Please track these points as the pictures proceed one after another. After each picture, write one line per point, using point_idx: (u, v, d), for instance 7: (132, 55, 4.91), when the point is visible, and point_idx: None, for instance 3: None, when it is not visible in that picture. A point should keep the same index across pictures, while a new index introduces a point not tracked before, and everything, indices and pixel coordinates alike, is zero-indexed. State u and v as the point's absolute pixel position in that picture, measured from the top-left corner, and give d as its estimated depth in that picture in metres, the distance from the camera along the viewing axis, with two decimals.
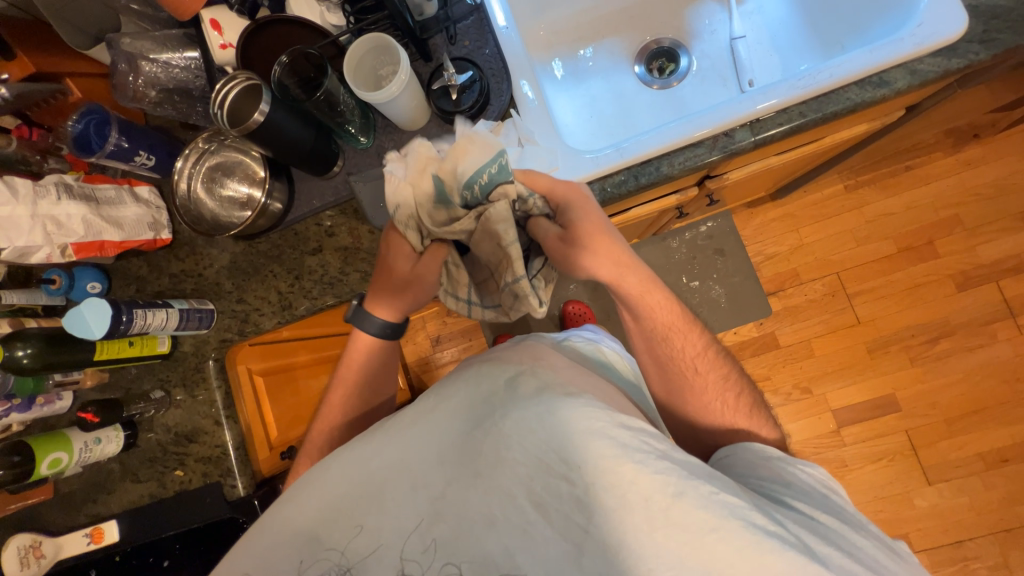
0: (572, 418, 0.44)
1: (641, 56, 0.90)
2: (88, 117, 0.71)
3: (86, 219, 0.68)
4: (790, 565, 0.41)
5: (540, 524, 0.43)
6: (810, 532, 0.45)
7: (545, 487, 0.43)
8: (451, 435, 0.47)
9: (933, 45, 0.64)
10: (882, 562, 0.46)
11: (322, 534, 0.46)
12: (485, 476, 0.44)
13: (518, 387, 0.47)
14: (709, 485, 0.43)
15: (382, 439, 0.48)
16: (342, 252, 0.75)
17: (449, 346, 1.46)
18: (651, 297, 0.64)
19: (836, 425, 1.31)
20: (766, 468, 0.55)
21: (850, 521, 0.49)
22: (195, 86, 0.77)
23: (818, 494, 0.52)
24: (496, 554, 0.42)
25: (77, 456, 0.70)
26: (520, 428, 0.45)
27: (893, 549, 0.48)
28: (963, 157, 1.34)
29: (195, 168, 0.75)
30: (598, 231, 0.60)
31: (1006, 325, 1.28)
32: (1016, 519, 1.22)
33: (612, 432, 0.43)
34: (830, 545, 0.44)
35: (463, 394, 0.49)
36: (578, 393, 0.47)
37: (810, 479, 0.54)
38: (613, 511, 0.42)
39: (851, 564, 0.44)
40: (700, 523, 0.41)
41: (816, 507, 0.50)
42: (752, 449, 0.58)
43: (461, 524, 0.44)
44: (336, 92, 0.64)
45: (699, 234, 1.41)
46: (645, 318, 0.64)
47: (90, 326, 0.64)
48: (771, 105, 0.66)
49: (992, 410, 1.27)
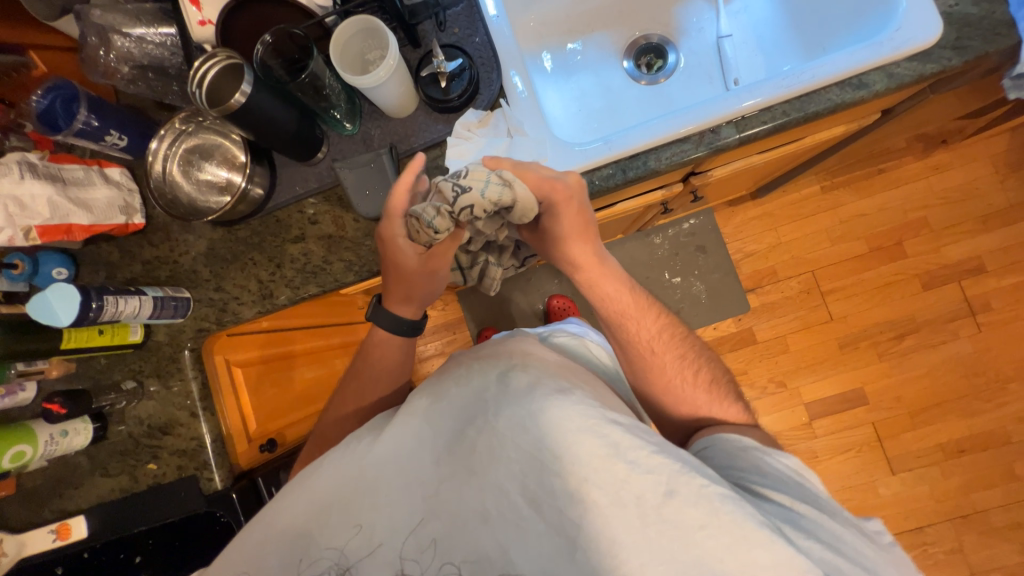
0: (564, 416, 0.44)
1: (630, 51, 0.91)
2: (54, 92, 0.66)
3: (52, 200, 0.64)
4: (780, 559, 0.42)
5: (535, 522, 0.43)
6: (793, 527, 0.47)
7: (539, 485, 0.43)
8: (444, 432, 0.47)
9: (910, 49, 0.66)
10: (862, 551, 0.47)
11: (315, 531, 0.46)
12: (479, 473, 0.45)
13: (510, 382, 0.48)
14: (699, 479, 0.44)
15: (375, 435, 0.48)
16: (325, 240, 0.73)
17: (432, 339, 1.45)
18: (603, 287, 0.69)
19: (808, 418, 1.36)
20: (745, 459, 0.57)
21: (826, 510, 0.51)
22: (170, 63, 0.74)
23: (794, 482, 0.54)
24: (490, 550, 0.43)
25: (43, 449, 0.67)
26: (512, 425, 0.45)
27: (869, 534, 0.50)
28: (932, 161, 1.40)
29: (171, 149, 0.72)
30: (580, 238, 0.66)
31: (966, 323, 1.35)
32: (971, 506, 1.29)
33: (603, 430, 0.44)
34: (812, 540, 0.46)
35: (455, 391, 0.49)
36: (570, 389, 0.47)
37: (785, 466, 0.56)
38: (606, 508, 0.42)
39: (833, 558, 0.45)
40: (691, 520, 0.42)
41: (793, 497, 0.51)
42: (730, 438, 0.60)
43: (455, 523, 0.44)
44: (321, 75, 0.63)
45: (682, 230, 1.44)
46: (599, 306, 0.70)
47: (56, 312, 0.61)
48: (756, 103, 0.67)
49: (951, 404, 1.33)
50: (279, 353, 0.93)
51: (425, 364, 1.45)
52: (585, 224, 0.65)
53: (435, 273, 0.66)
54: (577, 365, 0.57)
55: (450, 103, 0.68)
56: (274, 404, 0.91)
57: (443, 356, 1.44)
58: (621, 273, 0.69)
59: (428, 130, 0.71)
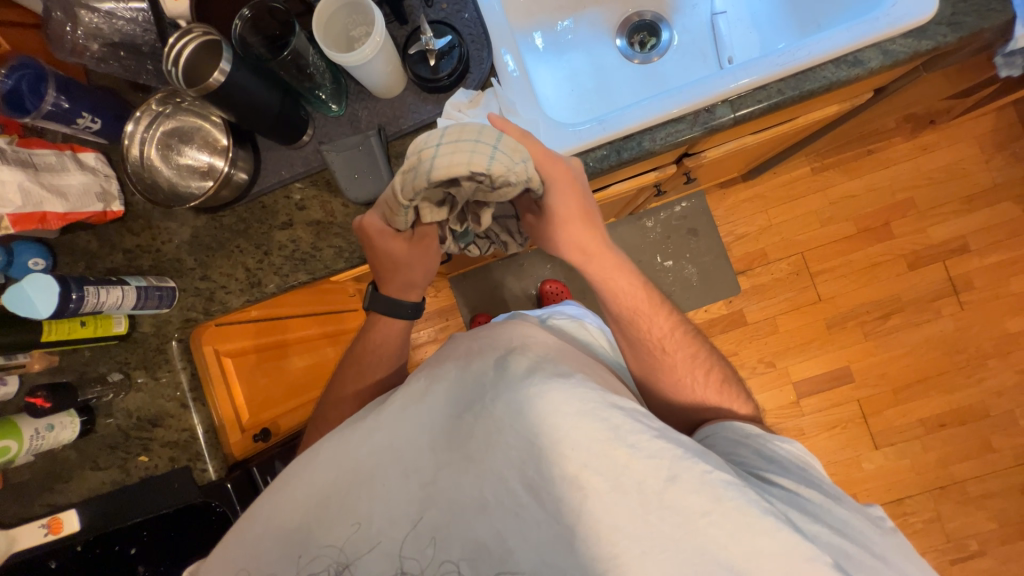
0: (561, 400, 0.44)
1: (622, 29, 0.89)
2: (20, 71, 0.62)
3: (24, 187, 0.61)
4: (785, 545, 0.43)
5: (533, 508, 0.43)
6: (803, 513, 0.48)
7: (537, 471, 0.43)
8: (443, 419, 0.47)
9: (906, 25, 0.65)
10: (867, 534, 0.49)
11: (313, 527, 0.45)
12: (478, 460, 0.45)
13: (507, 366, 0.47)
14: (703, 465, 0.44)
15: (371, 421, 0.48)
16: (313, 226, 0.71)
17: (425, 326, 1.44)
18: (617, 282, 0.66)
19: (796, 397, 1.39)
20: (748, 447, 0.57)
21: (832, 495, 0.52)
22: (143, 40, 0.69)
23: (799, 468, 0.55)
24: (489, 540, 0.43)
25: (27, 445, 0.65)
26: (510, 411, 0.45)
27: (876, 522, 0.51)
28: (920, 142, 1.40)
29: (148, 132, 0.69)
30: (581, 221, 0.62)
31: (949, 302, 1.38)
32: (949, 477, 1.34)
33: (603, 414, 0.44)
34: (820, 525, 0.47)
35: (453, 376, 0.49)
36: (569, 374, 0.47)
37: (791, 454, 0.56)
38: (606, 493, 0.43)
39: (839, 542, 0.47)
40: (694, 505, 0.43)
41: (801, 483, 0.52)
42: (732, 427, 0.60)
43: (452, 512, 0.44)
44: (304, 53, 0.60)
45: (674, 214, 1.44)
46: (611, 304, 0.66)
47: (34, 304, 0.58)
48: (750, 81, 0.66)
49: (933, 380, 1.37)
50: (270, 343, 0.92)
51: (419, 351, 1.44)
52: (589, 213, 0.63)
53: (425, 263, 0.67)
54: (573, 347, 0.57)
55: (440, 83, 0.66)
56: (265, 394, 0.90)
57: (436, 343, 1.44)
58: (634, 270, 0.67)
59: (417, 111, 0.69)
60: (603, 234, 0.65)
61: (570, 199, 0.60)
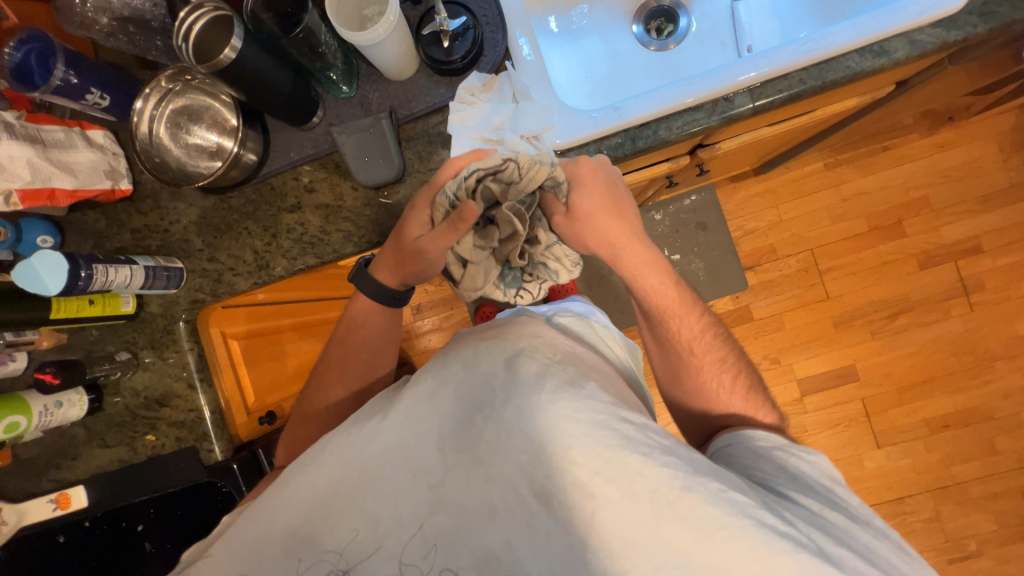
0: (573, 409, 0.44)
1: (639, 15, 0.87)
2: (28, 44, 0.62)
3: (32, 163, 0.61)
4: (802, 567, 0.42)
5: (543, 517, 0.43)
6: (825, 534, 0.47)
7: (547, 478, 0.43)
8: (451, 421, 0.46)
9: (936, 14, 0.63)
10: (892, 562, 0.48)
11: (318, 526, 0.45)
12: (487, 464, 0.44)
13: (518, 370, 0.47)
14: (715, 482, 0.44)
15: (378, 422, 0.47)
16: (322, 210, 0.70)
17: (429, 315, 1.44)
18: (647, 280, 0.67)
19: (799, 394, 1.39)
20: (770, 462, 0.57)
21: (857, 518, 0.51)
22: (153, 16, 0.68)
23: (824, 488, 0.54)
24: (498, 547, 0.43)
25: (37, 421, 0.65)
26: (522, 416, 0.44)
27: (902, 547, 0.50)
28: (937, 138, 1.38)
29: (158, 109, 0.68)
30: (607, 214, 0.62)
31: (959, 302, 1.36)
32: (950, 478, 1.34)
33: (615, 425, 0.44)
34: (844, 548, 0.46)
35: (462, 377, 0.48)
36: (581, 382, 0.46)
37: (814, 470, 0.56)
38: (616, 504, 0.42)
39: (865, 568, 0.46)
40: (707, 521, 0.42)
41: (824, 504, 0.52)
42: (752, 438, 0.60)
43: (460, 516, 0.44)
44: (316, 31, 0.58)
45: (683, 207, 1.42)
46: (644, 300, 0.68)
47: (44, 281, 0.58)
48: (772, 70, 0.64)
49: (939, 380, 1.36)
50: (272, 327, 0.91)
51: (423, 339, 1.44)
52: (623, 205, 0.63)
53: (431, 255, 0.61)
54: (584, 353, 0.57)
55: (453, 65, 0.65)
56: (271, 376, 0.91)
57: (441, 331, 1.44)
58: (668, 269, 0.68)
59: (430, 94, 0.68)
60: (637, 229, 0.65)
61: (597, 193, 0.61)
